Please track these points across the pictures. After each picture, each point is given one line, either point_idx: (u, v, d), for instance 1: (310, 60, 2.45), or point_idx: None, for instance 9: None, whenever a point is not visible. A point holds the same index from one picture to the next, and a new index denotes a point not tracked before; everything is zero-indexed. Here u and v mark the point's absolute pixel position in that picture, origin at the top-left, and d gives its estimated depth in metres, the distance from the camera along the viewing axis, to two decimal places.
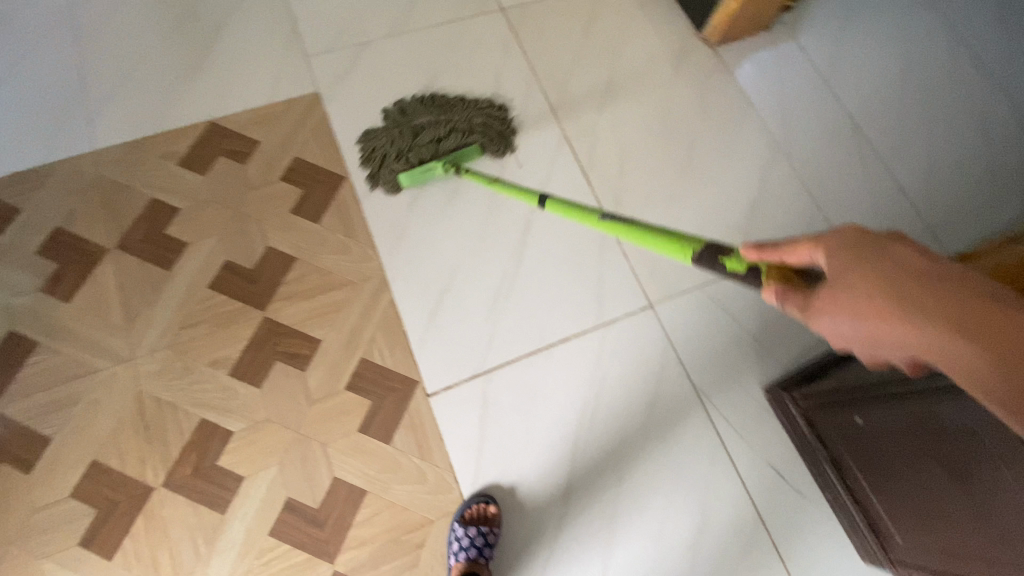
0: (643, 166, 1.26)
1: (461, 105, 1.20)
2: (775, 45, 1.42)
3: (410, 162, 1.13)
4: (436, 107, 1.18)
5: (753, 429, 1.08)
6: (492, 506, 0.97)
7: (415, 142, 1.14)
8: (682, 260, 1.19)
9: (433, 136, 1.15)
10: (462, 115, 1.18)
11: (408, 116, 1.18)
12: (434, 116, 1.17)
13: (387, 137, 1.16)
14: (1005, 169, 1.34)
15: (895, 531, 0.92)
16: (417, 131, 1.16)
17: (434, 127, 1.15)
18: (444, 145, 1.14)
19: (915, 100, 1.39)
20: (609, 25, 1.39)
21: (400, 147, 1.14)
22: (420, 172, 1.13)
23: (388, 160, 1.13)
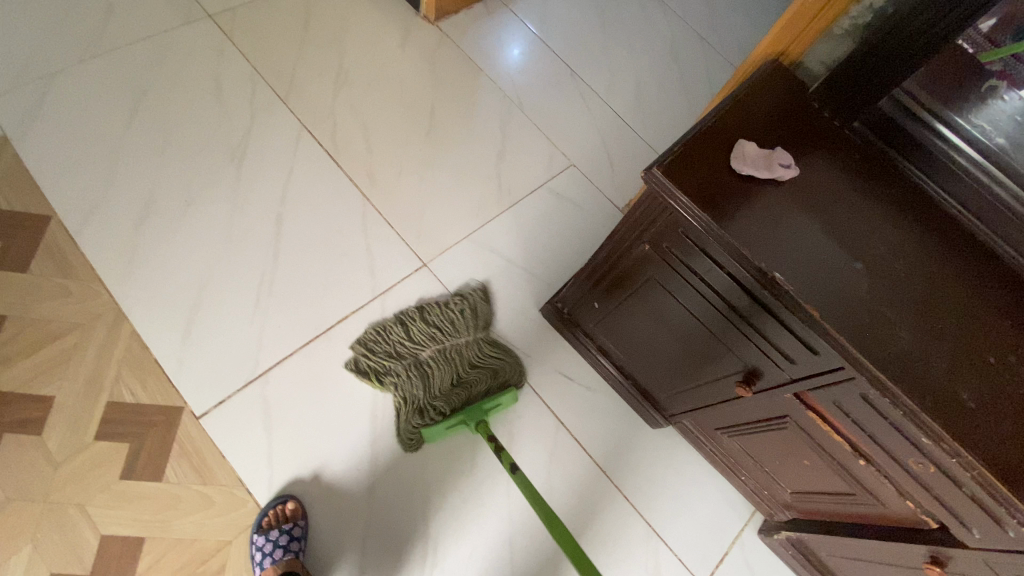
0: (391, 139, 1.29)
1: (456, 332, 1.07)
2: (490, 13, 1.55)
3: (438, 416, 1.01)
4: (437, 348, 1.06)
5: (540, 351, 1.18)
6: (291, 504, 0.92)
7: (433, 395, 1.02)
8: (445, 218, 1.25)
9: (476, 376, 1.06)
10: (461, 342, 1.07)
11: (412, 339, 1.06)
12: (456, 354, 1.06)
13: (399, 385, 1.02)
14: (698, 82, 1.59)
15: (656, 388, 1.05)
16: (425, 369, 1.04)
17: (448, 364, 1.04)
18: (468, 391, 1.04)
19: (618, 41, 1.61)
20: (328, 14, 1.39)
21: (420, 401, 1.02)
22: (447, 425, 1.02)
23: (406, 405, 1.01)
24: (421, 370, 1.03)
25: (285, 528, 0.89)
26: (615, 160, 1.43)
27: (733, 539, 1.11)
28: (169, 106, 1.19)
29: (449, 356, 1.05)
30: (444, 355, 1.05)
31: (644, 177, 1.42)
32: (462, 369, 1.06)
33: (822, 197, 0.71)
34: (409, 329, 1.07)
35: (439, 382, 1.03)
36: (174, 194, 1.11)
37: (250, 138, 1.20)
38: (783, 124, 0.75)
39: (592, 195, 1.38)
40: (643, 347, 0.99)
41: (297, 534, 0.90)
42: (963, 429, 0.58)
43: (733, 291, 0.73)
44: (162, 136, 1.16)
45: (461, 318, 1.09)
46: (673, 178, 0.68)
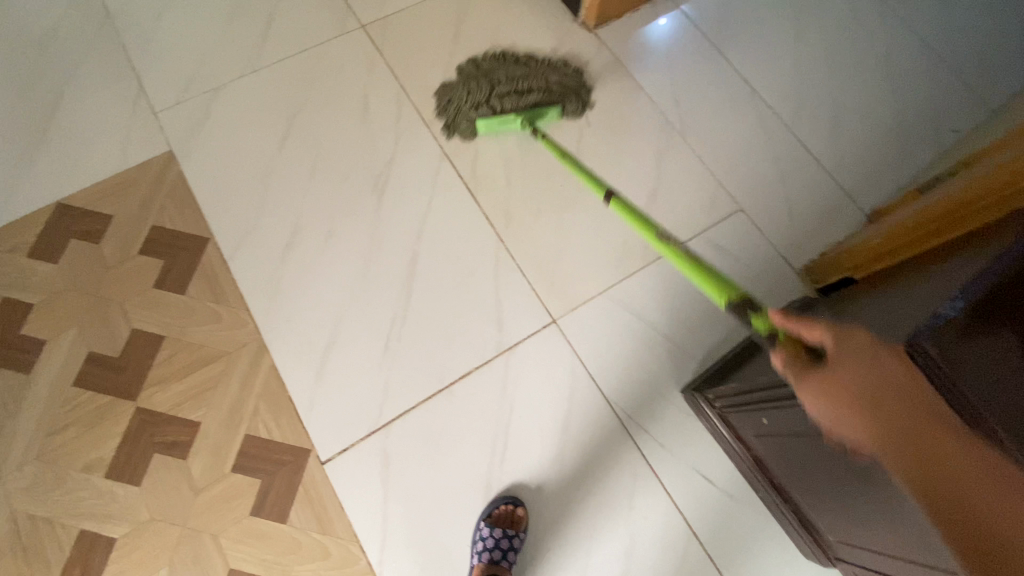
0: (533, 170, 1.17)
1: (536, 64, 1.20)
2: (658, 17, 1.33)
3: (494, 110, 1.15)
4: (512, 62, 1.20)
5: (675, 439, 1.02)
6: (521, 509, 0.95)
7: (494, 92, 1.15)
8: (584, 267, 1.11)
9: (530, 83, 1.17)
10: (538, 74, 1.19)
11: (485, 69, 1.19)
12: (527, 72, 1.18)
13: (465, 92, 1.16)
14: (917, 112, 1.26)
15: (824, 529, 0.85)
16: (494, 82, 1.16)
17: (512, 82, 1.16)
18: (523, 99, 1.15)
19: (814, 53, 1.31)
20: (480, 22, 1.28)
21: (480, 99, 1.15)
22: (499, 123, 1.14)
23: (467, 108, 1.15)
24: (485, 101, 1.15)
25: (508, 533, 0.92)
26: (795, 207, 1.18)
27: None
28: (317, 125, 1.17)
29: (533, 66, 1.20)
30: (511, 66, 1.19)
31: (829, 233, 1.16)
32: (525, 81, 1.17)
33: None
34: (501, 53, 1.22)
35: (502, 78, 1.17)
36: (316, 222, 1.10)
37: (390, 165, 1.15)
38: None
39: (759, 250, 1.15)
40: (818, 485, 0.79)
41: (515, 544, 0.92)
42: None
43: None
44: (309, 158, 1.15)
45: (546, 60, 1.22)
46: (948, 358, 0.47)
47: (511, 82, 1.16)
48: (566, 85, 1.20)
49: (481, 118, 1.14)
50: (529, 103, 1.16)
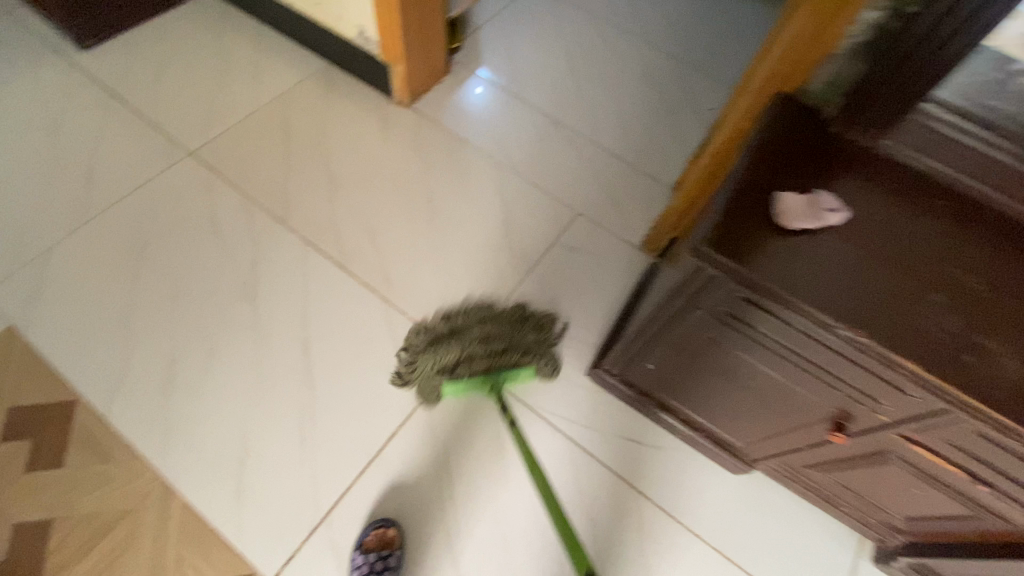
0: (394, 232, 1.27)
1: (507, 316, 1.10)
2: (460, 82, 1.54)
3: (461, 374, 1.02)
4: (478, 322, 1.09)
5: (599, 420, 1.11)
6: (393, 529, 0.95)
7: (463, 352, 1.03)
8: (466, 300, 1.21)
9: (505, 358, 1.05)
10: (511, 338, 1.06)
11: (454, 323, 1.09)
12: (500, 323, 1.09)
13: (432, 356, 1.04)
14: (681, 101, 1.58)
15: (733, 437, 0.98)
16: (462, 346, 1.04)
17: (480, 339, 1.05)
18: (491, 347, 1.04)
19: (592, 79, 1.60)
20: (307, 122, 1.39)
21: (446, 362, 1.03)
22: (467, 385, 1.03)
23: (442, 378, 1.03)
24: (463, 361, 1.03)
25: (382, 555, 0.92)
26: (620, 197, 1.40)
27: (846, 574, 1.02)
28: (169, 253, 1.17)
29: (496, 326, 1.07)
30: (484, 332, 1.06)
31: (654, 208, 1.39)
32: (497, 341, 1.06)
33: (873, 229, 0.67)
34: (455, 312, 1.12)
35: (478, 345, 1.04)
36: (195, 344, 1.08)
37: (258, 268, 1.18)
38: (811, 160, 0.72)
39: (607, 239, 1.33)
40: (708, 401, 0.93)
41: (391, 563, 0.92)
42: None
43: (811, 347, 0.67)
44: (169, 286, 1.13)
45: (513, 313, 1.10)
46: (720, 248, 0.64)
47: (480, 340, 1.05)
48: (539, 344, 1.08)
49: (448, 384, 1.02)
50: (507, 366, 1.04)
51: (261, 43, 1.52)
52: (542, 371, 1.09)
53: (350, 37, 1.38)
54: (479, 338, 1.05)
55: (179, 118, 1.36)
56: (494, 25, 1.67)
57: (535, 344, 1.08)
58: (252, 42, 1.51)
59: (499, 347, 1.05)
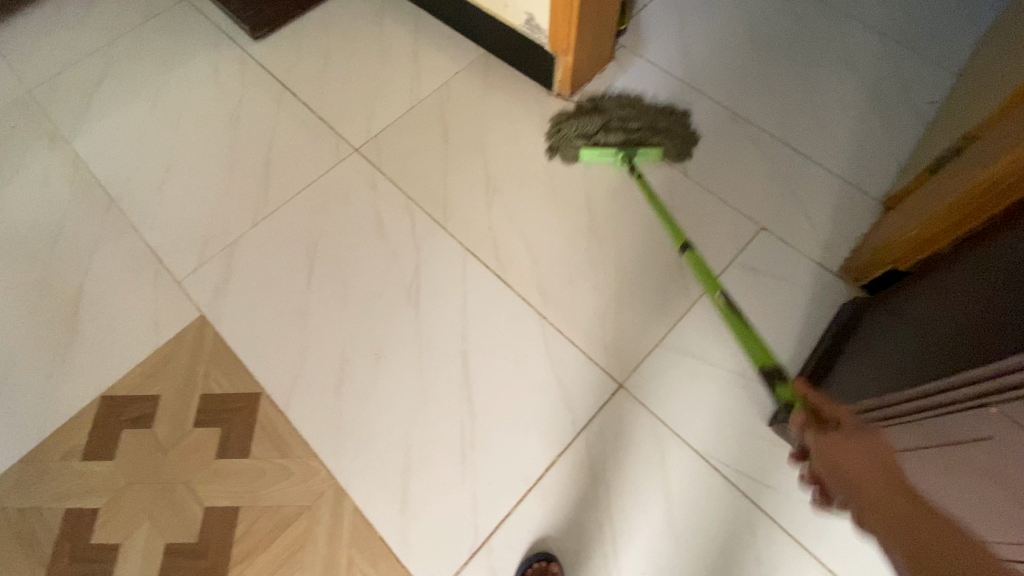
0: (553, 240, 1.19)
1: (653, 117, 1.27)
2: (625, 70, 1.40)
3: (599, 143, 1.24)
4: (619, 103, 1.29)
5: (780, 477, 0.98)
6: (555, 565, 0.92)
7: (602, 118, 1.26)
8: (629, 322, 1.11)
9: (636, 132, 1.25)
10: (643, 112, 1.28)
11: (598, 101, 1.31)
12: (637, 112, 1.27)
13: (576, 125, 1.25)
14: (891, 94, 1.32)
15: None
16: (604, 117, 1.26)
17: (619, 108, 1.28)
18: (629, 134, 1.25)
19: (780, 67, 1.38)
20: (465, 117, 1.34)
21: (589, 131, 1.25)
22: (600, 153, 1.24)
23: (580, 139, 1.24)
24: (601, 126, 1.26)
25: None
26: (811, 213, 1.20)
27: None
28: (337, 252, 1.20)
29: (636, 112, 1.27)
30: (618, 100, 1.30)
31: (852, 226, 1.18)
32: (631, 112, 1.27)
33: None
34: (602, 100, 1.30)
35: (617, 120, 1.26)
36: (361, 347, 1.10)
37: (419, 273, 1.17)
38: None
39: (793, 261, 1.16)
40: None
41: None
42: None
43: None
44: (338, 286, 1.16)
45: (662, 122, 1.26)
46: None
47: (620, 112, 1.27)
48: (669, 126, 1.26)
49: (584, 149, 1.24)
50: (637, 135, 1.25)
51: (419, 30, 1.48)
52: (671, 153, 1.25)
53: (517, 25, 1.29)
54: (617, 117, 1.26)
55: (344, 111, 1.37)
56: (663, 3, 1.49)
57: (663, 123, 1.26)
58: (411, 30, 1.48)
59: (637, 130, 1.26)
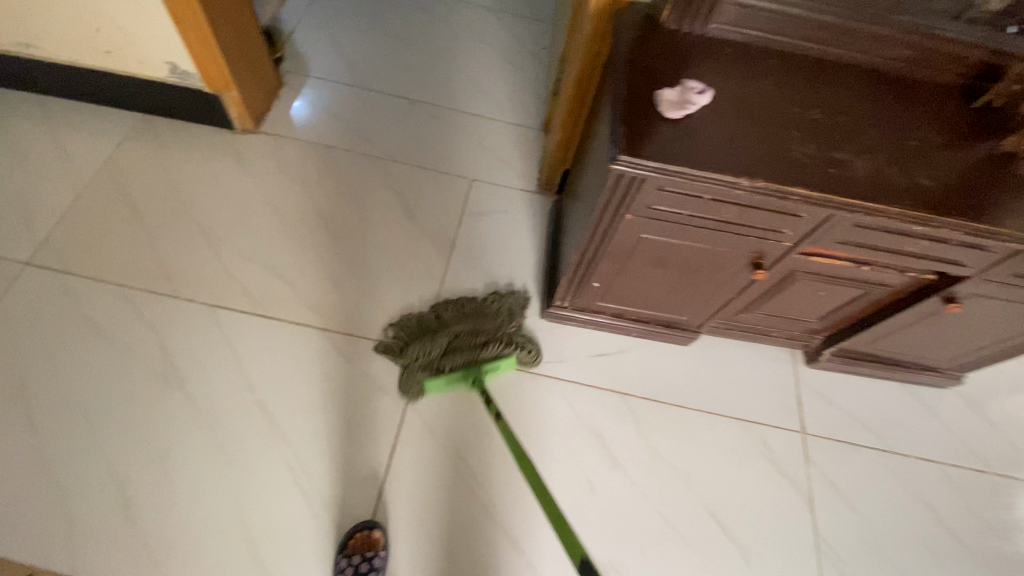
0: (300, 261, 1.20)
1: (492, 310, 1.13)
2: (298, 89, 1.45)
3: (449, 377, 1.05)
4: (462, 313, 1.13)
5: (567, 350, 1.17)
6: (378, 531, 0.95)
7: (449, 342, 1.07)
8: (402, 298, 1.20)
9: (484, 343, 1.07)
10: (494, 324, 1.10)
11: (443, 315, 1.13)
12: (482, 314, 1.12)
13: (419, 348, 1.06)
14: (515, 48, 1.65)
15: (681, 316, 1.12)
16: (448, 340, 1.07)
17: (461, 327, 1.09)
18: (472, 343, 1.07)
19: (429, 49, 1.60)
20: (149, 185, 1.24)
21: (430, 358, 1.06)
22: (448, 382, 1.06)
23: (423, 369, 1.05)
24: (443, 350, 1.07)
25: (369, 556, 0.92)
26: (501, 152, 1.45)
27: (796, 382, 1.23)
28: (56, 379, 1.01)
29: (480, 324, 1.10)
30: (466, 318, 1.11)
31: (532, 151, 1.47)
32: (487, 328, 1.10)
33: (732, 98, 0.80)
34: (439, 303, 1.17)
35: (463, 330, 1.09)
36: (138, 458, 0.97)
37: (171, 353, 1.06)
38: (667, 60, 0.84)
39: (504, 193, 1.39)
40: (652, 293, 1.05)
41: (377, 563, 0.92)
42: (920, 204, 0.75)
43: (723, 210, 0.79)
44: (76, 412, 0.99)
45: (517, 327, 1.14)
46: (631, 152, 0.73)
47: (471, 335, 1.08)
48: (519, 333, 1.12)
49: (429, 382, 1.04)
50: (491, 350, 1.06)
51: (53, 120, 1.31)
52: (526, 358, 1.11)
53: (163, 77, 1.24)
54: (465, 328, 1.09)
55: None
56: (307, 23, 1.58)
57: (506, 321, 1.12)
58: (43, 122, 1.31)
59: (485, 330, 1.09)
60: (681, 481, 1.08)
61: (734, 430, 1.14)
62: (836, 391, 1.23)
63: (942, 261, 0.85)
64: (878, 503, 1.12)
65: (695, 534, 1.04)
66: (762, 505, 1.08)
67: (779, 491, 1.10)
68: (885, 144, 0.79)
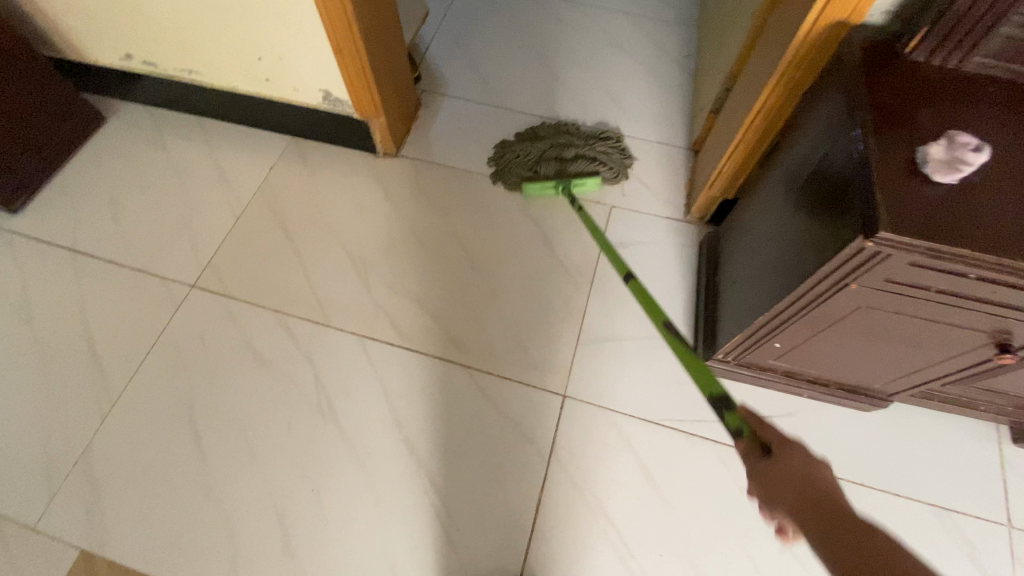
0: (442, 289, 1.18)
1: (585, 139, 1.31)
2: (435, 109, 1.42)
3: (540, 178, 1.26)
4: (556, 134, 1.31)
5: None
6: None
7: (546, 156, 1.28)
8: (544, 334, 1.14)
9: (578, 165, 1.27)
10: (584, 147, 1.29)
11: (544, 138, 1.31)
12: (574, 138, 1.30)
13: (513, 153, 1.29)
14: (657, 58, 1.52)
15: (871, 382, 0.97)
16: (544, 154, 1.28)
17: (559, 147, 1.29)
18: (572, 166, 1.26)
19: (566, 62, 1.51)
20: (300, 208, 1.27)
21: (523, 156, 1.28)
22: (542, 187, 1.26)
23: (523, 169, 1.27)
24: (553, 158, 1.27)
25: None
26: (645, 176, 1.34)
27: (1003, 464, 1.04)
28: (222, 400, 1.06)
29: (570, 141, 1.29)
30: (574, 145, 1.29)
31: (678, 175, 1.35)
32: (579, 146, 1.29)
33: (1012, 153, 0.64)
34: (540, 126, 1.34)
35: (570, 146, 1.29)
36: (294, 489, 0.99)
37: (323, 381, 1.08)
38: (921, 101, 0.69)
39: (650, 221, 1.28)
40: (844, 359, 0.91)
41: None
42: None
43: (990, 290, 0.64)
44: (240, 435, 1.03)
45: (594, 142, 1.31)
46: (895, 225, 0.59)
47: (567, 155, 1.28)
48: (610, 155, 1.30)
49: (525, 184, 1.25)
50: (580, 168, 1.26)
51: (213, 140, 1.37)
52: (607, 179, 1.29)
53: (315, 103, 1.25)
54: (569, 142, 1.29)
55: (162, 251, 1.21)
56: (442, 37, 1.55)
57: (599, 153, 1.29)
58: (203, 142, 1.37)
59: (584, 150, 1.29)
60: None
61: (925, 517, 0.98)
62: None
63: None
64: None
65: None
66: None
67: None
68: None
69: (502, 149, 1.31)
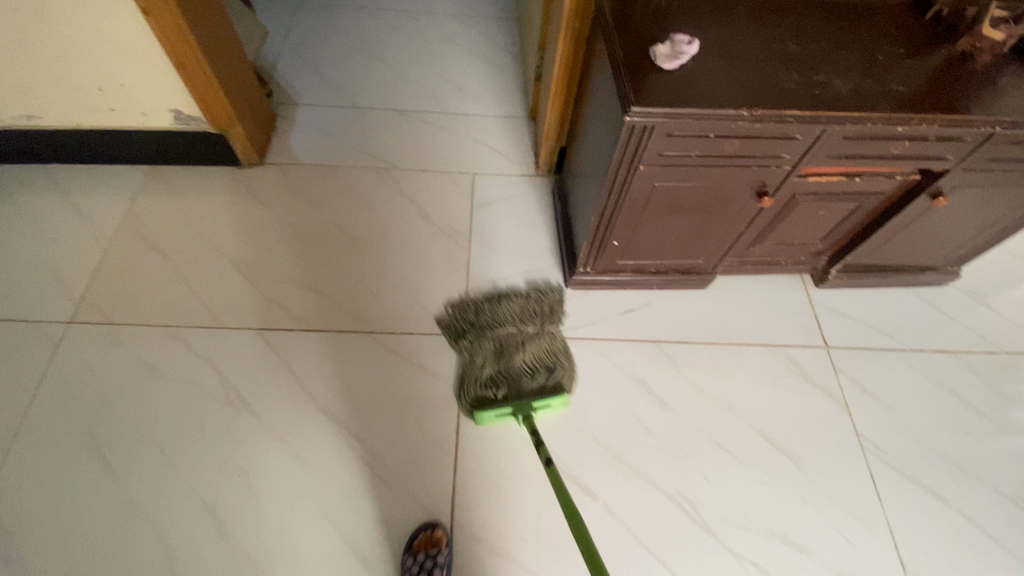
0: (331, 272, 1.26)
1: (514, 334, 1.11)
2: (292, 118, 1.51)
3: (491, 403, 1.05)
4: (498, 331, 1.11)
5: (598, 311, 1.25)
6: (440, 530, 0.98)
7: (483, 371, 1.07)
8: (434, 289, 1.26)
9: (535, 375, 1.07)
10: (535, 349, 1.10)
11: (472, 341, 1.11)
12: (521, 333, 1.12)
13: (467, 369, 1.09)
14: (486, 47, 1.73)
15: (697, 259, 1.20)
16: (494, 363, 1.07)
17: (499, 363, 1.07)
18: (533, 382, 1.06)
19: (407, 61, 1.67)
20: (173, 229, 1.28)
21: (477, 384, 1.06)
22: (498, 414, 1.05)
23: (471, 377, 1.07)
24: (487, 358, 1.08)
25: (433, 554, 0.95)
26: (496, 144, 1.52)
27: (810, 303, 1.32)
28: (125, 421, 1.05)
29: (517, 345, 1.10)
30: (526, 352, 1.09)
31: (523, 138, 1.55)
32: (522, 354, 1.08)
33: (716, 44, 0.88)
34: (477, 320, 1.13)
35: (511, 334, 1.11)
36: (220, 480, 1.01)
37: (229, 377, 1.11)
38: (652, 19, 0.92)
39: (507, 179, 1.46)
40: (669, 241, 1.12)
41: (442, 561, 0.94)
42: (897, 108, 0.84)
43: (726, 143, 0.87)
44: (151, 448, 1.03)
45: (546, 342, 1.12)
46: (642, 102, 0.80)
47: (522, 370, 1.07)
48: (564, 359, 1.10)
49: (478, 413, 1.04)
50: (530, 358, 1.08)
51: (63, 184, 1.34)
52: (568, 385, 1.09)
53: (168, 125, 1.29)
54: (512, 332, 1.12)
55: (26, 299, 1.18)
56: (286, 55, 1.64)
57: (562, 357, 1.10)
58: (52, 188, 1.34)
59: (539, 336, 1.12)
60: (727, 409, 1.15)
61: (763, 355, 1.23)
62: (846, 305, 1.32)
63: (926, 158, 0.94)
64: (906, 396, 1.21)
65: (748, 450, 1.12)
66: (804, 417, 1.16)
67: (816, 401, 1.19)
68: (855, 63, 0.89)
69: (447, 338, 1.14)
